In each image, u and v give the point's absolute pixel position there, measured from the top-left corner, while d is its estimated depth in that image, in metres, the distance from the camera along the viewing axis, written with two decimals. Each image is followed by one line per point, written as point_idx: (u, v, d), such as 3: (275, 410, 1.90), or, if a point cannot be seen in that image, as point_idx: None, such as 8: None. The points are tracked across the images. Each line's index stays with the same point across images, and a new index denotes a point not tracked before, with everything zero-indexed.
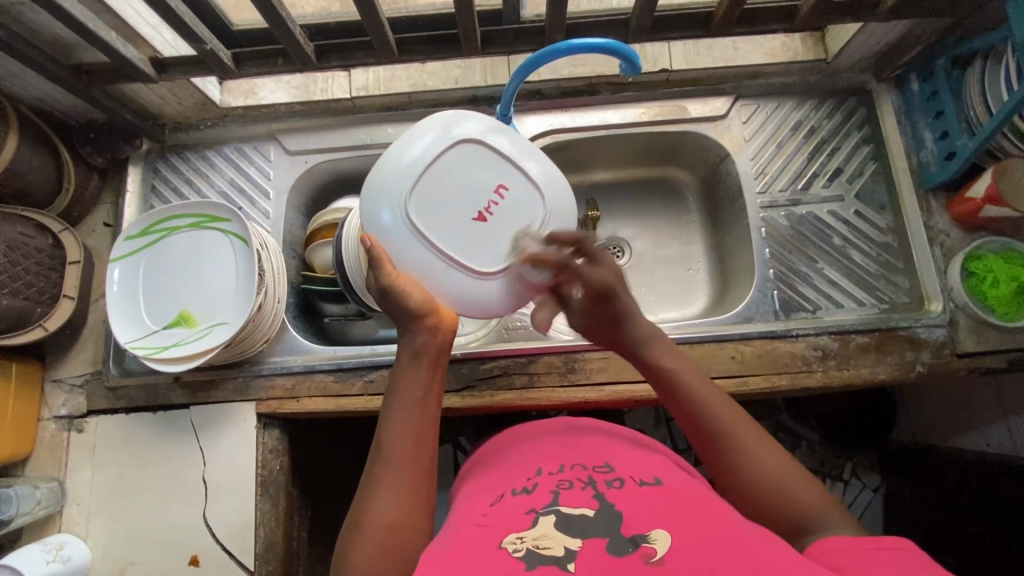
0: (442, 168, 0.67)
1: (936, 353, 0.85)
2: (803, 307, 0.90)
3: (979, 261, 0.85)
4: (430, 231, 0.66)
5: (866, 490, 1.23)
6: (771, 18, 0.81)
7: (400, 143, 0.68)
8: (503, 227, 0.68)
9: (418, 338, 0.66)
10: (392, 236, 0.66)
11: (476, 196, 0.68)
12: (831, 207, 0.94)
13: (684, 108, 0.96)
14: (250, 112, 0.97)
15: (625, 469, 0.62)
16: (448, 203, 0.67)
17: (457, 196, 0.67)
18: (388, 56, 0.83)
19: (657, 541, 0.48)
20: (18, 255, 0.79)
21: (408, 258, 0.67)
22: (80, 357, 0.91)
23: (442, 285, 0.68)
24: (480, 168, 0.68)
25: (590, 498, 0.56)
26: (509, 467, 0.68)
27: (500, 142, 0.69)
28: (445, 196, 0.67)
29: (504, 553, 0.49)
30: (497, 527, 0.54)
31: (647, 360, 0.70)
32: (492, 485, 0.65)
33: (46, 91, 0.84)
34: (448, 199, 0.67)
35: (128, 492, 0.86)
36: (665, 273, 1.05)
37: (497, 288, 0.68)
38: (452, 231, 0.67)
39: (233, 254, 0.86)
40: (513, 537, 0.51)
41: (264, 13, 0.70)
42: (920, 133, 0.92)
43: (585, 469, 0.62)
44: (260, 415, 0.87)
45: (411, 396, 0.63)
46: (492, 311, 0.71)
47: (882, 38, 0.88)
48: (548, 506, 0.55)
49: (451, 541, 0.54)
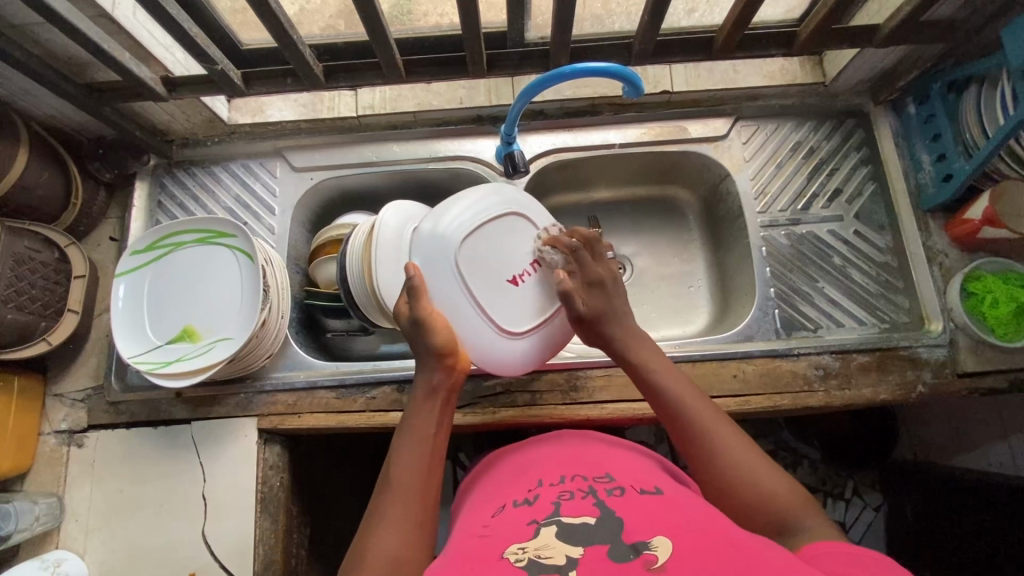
0: (485, 232, 0.76)
1: (937, 373, 0.86)
2: (804, 326, 0.90)
3: (978, 281, 0.85)
4: (480, 286, 0.75)
5: (868, 508, 1.22)
6: (772, 43, 0.83)
7: (448, 202, 0.77)
8: (533, 298, 0.78)
9: (436, 375, 0.70)
10: (436, 271, 0.74)
11: (515, 264, 0.78)
12: (830, 227, 0.95)
13: (684, 128, 0.97)
14: (257, 130, 0.99)
15: (626, 480, 0.62)
16: (488, 265, 0.76)
17: (498, 258, 0.77)
18: (396, 76, 0.85)
19: (658, 547, 0.48)
20: (24, 270, 0.79)
21: (444, 296, 0.74)
22: (82, 371, 0.91)
23: (476, 329, 0.75)
24: (518, 241, 0.79)
25: (592, 507, 0.56)
26: (509, 477, 0.68)
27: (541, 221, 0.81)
28: (488, 257, 0.76)
29: (506, 563, 0.49)
30: (497, 538, 0.54)
31: (630, 358, 0.73)
32: (492, 498, 0.65)
33: (57, 108, 0.85)
34: (487, 258, 0.76)
35: (127, 508, 0.85)
36: (666, 290, 1.06)
37: (520, 346, 0.78)
38: (488, 288, 0.76)
39: (237, 269, 0.86)
40: (515, 548, 0.51)
41: (277, 35, 0.72)
42: (917, 155, 0.93)
43: (586, 480, 0.62)
44: (261, 431, 0.87)
45: (422, 430, 0.66)
46: (509, 369, 0.79)
47: (878, 63, 0.90)
48: (549, 517, 0.55)
49: (455, 551, 0.54)
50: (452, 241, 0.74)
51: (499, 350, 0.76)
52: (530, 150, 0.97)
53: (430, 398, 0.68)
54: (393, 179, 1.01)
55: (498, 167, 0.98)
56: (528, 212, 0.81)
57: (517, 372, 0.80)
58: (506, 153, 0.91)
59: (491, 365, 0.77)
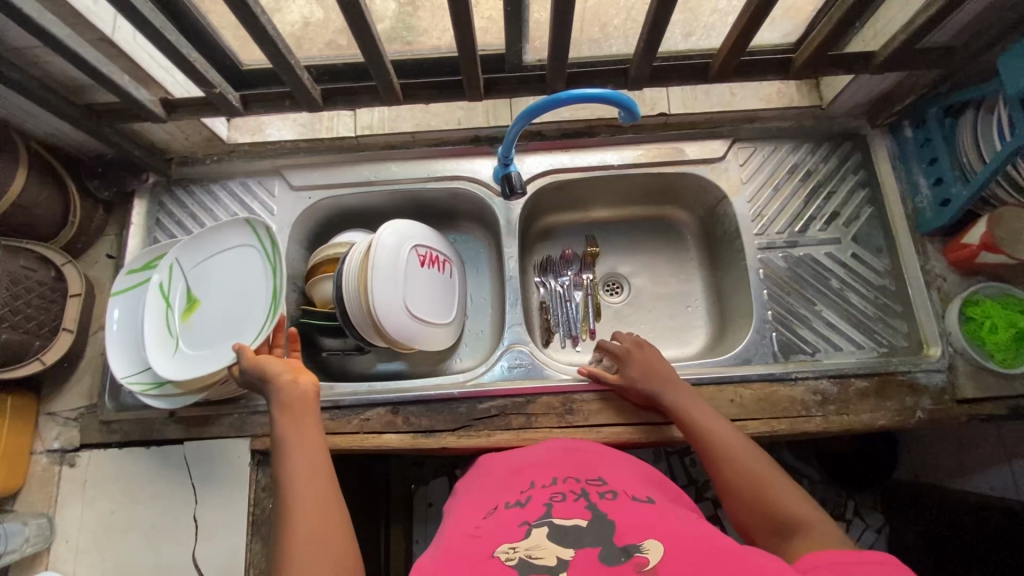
0: (194, 282, 0.86)
1: (936, 399, 0.85)
2: (802, 349, 0.90)
3: (976, 306, 0.85)
4: (249, 267, 0.87)
5: (870, 530, 1.22)
6: (770, 69, 0.83)
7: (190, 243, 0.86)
8: (232, 319, 0.85)
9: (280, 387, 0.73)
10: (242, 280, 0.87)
11: (221, 293, 0.86)
12: (829, 249, 0.94)
13: (681, 150, 0.98)
14: (255, 148, 1.00)
15: (618, 484, 0.62)
16: (229, 275, 0.87)
17: (223, 278, 0.87)
18: (393, 99, 0.86)
19: (649, 550, 0.49)
20: (20, 289, 0.79)
21: (413, 281, 0.91)
22: (76, 390, 0.91)
23: (397, 299, 0.88)
24: (209, 285, 0.87)
25: (584, 509, 0.56)
26: (500, 478, 0.68)
27: (154, 309, 0.83)
28: (216, 279, 0.87)
29: (497, 562, 0.50)
30: (489, 538, 0.54)
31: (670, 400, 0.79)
32: (484, 499, 0.64)
33: (57, 127, 0.86)
34: (210, 287, 0.87)
35: (118, 530, 0.85)
36: (664, 311, 1.05)
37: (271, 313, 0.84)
38: (242, 274, 0.87)
39: (226, 287, 0.87)
40: (506, 547, 0.52)
41: (274, 61, 0.72)
42: (915, 178, 0.93)
43: (578, 482, 0.62)
44: (254, 452, 0.87)
45: (295, 431, 0.69)
46: (405, 338, 0.89)
47: (874, 88, 0.90)
48: (540, 519, 0.55)
49: (446, 550, 0.54)
50: (210, 260, 0.87)
51: (405, 321, 0.88)
52: (528, 170, 0.98)
53: (290, 406, 0.71)
54: (391, 198, 1.01)
55: (495, 187, 0.98)
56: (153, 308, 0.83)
57: (401, 342, 0.89)
58: (504, 174, 0.91)
59: (402, 332, 0.88)
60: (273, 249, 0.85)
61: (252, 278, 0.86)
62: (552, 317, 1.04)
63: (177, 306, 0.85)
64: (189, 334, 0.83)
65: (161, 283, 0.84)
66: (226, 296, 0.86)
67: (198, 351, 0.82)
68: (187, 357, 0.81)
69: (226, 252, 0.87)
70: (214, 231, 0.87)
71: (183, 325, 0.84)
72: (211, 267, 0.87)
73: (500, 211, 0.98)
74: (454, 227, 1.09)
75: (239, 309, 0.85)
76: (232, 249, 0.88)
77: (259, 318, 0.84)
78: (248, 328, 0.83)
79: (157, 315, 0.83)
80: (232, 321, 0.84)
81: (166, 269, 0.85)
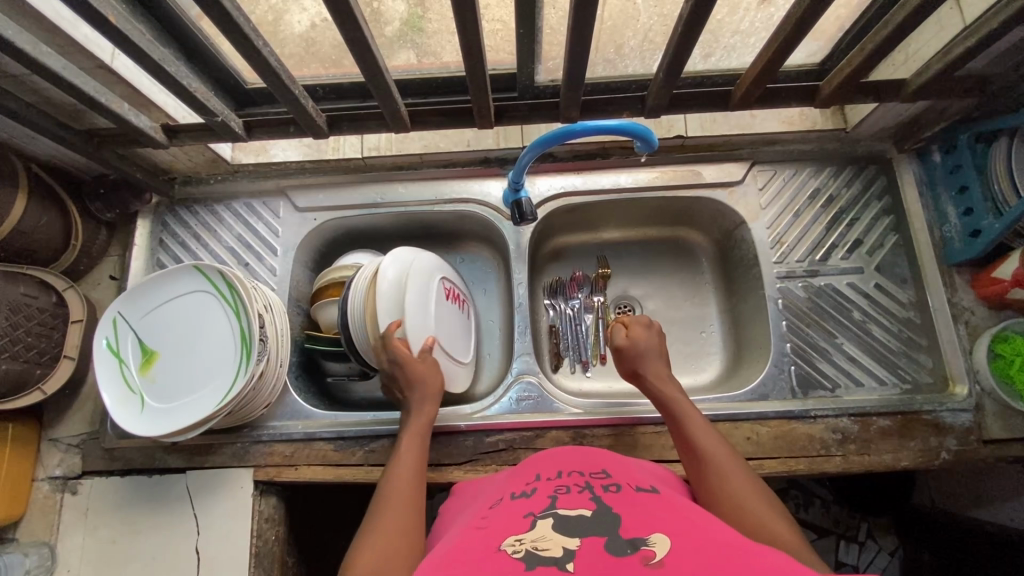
0: (150, 332, 0.83)
1: (962, 439, 0.82)
2: (822, 385, 0.86)
3: (1006, 342, 0.81)
4: (204, 310, 0.83)
5: (883, 553, 1.15)
6: (792, 96, 0.79)
7: (142, 291, 0.83)
8: (196, 365, 0.82)
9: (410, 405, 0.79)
10: (199, 323, 0.83)
11: (180, 340, 0.83)
12: (851, 279, 0.91)
13: (698, 172, 0.94)
14: (260, 169, 0.98)
15: (622, 477, 0.59)
16: (184, 319, 0.84)
17: (179, 323, 0.84)
18: (400, 126, 0.83)
19: (657, 544, 0.45)
20: (20, 317, 0.78)
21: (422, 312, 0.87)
22: (78, 416, 0.90)
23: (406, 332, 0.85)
24: (166, 332, 0.84)
25: (589, 500, 0.53)
26: (504, 480, 0.65)
27: (106, 366, 0.80)
28: (172, 325, 0.84)
29: (503, 554, 0.46)
30: (493, 530, 0.51)
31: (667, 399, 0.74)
32: (492, 495, 0.62)
33: (58, 151, 0.84)
34: (167, 335, 0.83)
35: (117, 560, 0.83)
36: (675, 336, 1.02)
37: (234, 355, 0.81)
38: (196, 317, 0.84)
39: (192, 331, 0.83)
40: (512, 540, 0.48)
41: (277, 90, 0.70)
42: (943, 206, 0.89)
43: (582, 476, 0.59)
44: (258, 482, 0.85)
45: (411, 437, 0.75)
46: None
47: (902, 113, 0.86)
48: (546, 510, 0.52)
49: (452, 543, 0.51)
50: (164, 307, 0.84)
51: None
52: (538, 192, 0.95)
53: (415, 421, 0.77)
54: (398, 220, 0.99)
55: (504, 211, 0.95)
56: (105, 366, 0.80)
57: None
58: (514, 199, 0.88)
59: None
60: (230, 292, 0.82)
61: (207, 322, 0.83)
62: (561, 341, 1.01)
63: (133, 359, 0.82)
64: (150, 386, 0.81)
65: (109, 339, 0.82)
66: (184, 342, 0.83)
67: (163, 403, 0.80)
68: (153, 412, 0.80)
69: (171, 298, 0.84)
70: (162, 275, 0.83)
71: (141, 379, 0.82)
72: (165, 313, 0.84)
73: (509, 235, 0.95)
74: (462, 248, 1.07)
75: (202, 355, 0.82)
76: (184, 293, 0.84)
77: (216, 363, 0.81)
78: (213, 374, 0.81)
79: (112, 373, 0.81)
80: (191, 368, 0.82)
81: (111, 325, 0.82)
